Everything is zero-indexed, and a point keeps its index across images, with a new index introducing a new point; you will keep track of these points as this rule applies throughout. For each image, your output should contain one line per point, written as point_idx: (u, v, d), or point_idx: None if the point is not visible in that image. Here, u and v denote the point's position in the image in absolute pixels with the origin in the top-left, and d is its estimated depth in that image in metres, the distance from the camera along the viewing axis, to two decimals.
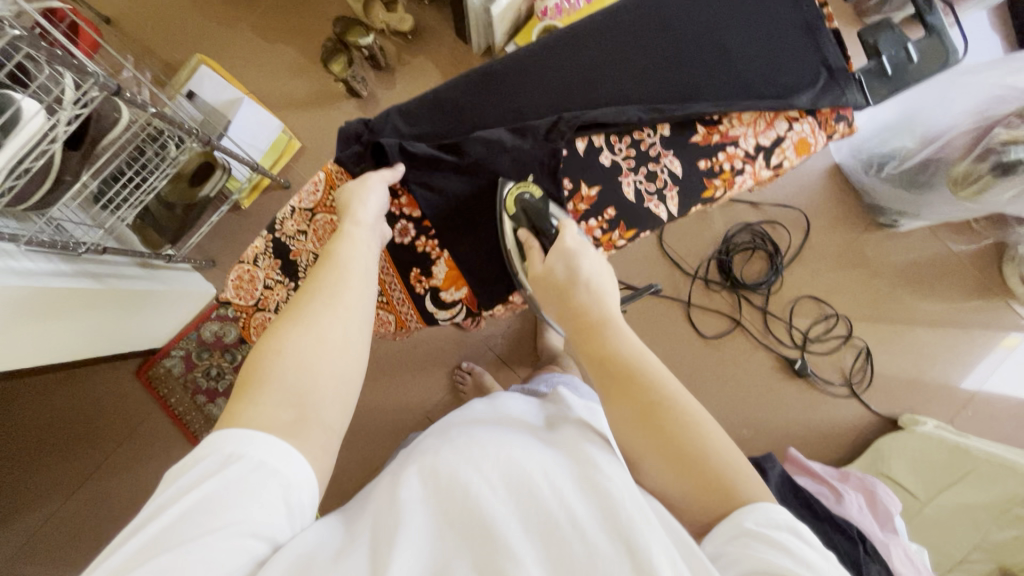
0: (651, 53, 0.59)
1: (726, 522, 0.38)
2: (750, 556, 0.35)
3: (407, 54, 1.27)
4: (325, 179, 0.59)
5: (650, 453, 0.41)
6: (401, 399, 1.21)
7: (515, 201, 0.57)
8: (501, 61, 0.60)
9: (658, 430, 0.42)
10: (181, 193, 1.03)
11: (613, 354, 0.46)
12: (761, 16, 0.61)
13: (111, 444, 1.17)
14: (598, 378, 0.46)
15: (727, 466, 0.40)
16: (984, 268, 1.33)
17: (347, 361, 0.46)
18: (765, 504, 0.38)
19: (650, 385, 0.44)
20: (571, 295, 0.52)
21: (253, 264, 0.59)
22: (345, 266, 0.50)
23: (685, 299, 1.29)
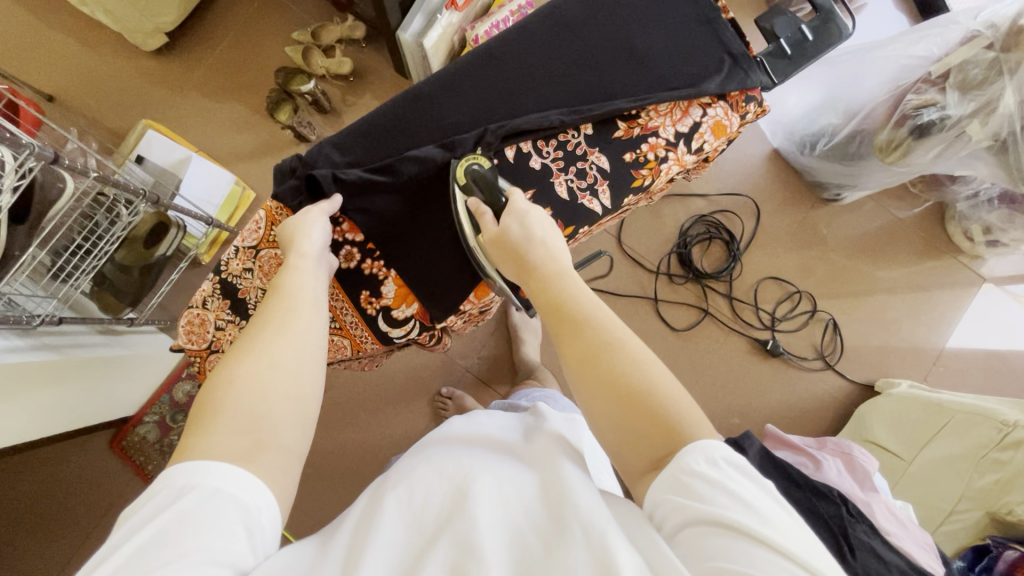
0: (567, 60, 0.63)
1: (671, 463, 0.40)
2: (695, 505, 0.37)
3: (351, 95, 1.31)
4: (266, 217, 0.59)
5: (605, 388, 0.43)
6: (385, 433, 1.19)
7: (464, 171, 0.57)
8: (427, 84, 0.62)
9: (608, 368, 0.44)
10: (136, 255, 1.03)
11: (566, 298, 0.49)
12: (665, 15, 0.65)
13: (88, 522, 1.13)
14: (550, 318, 0.49)
15: (677, 409, 0.42)
16: (929, 229, 1.39)
17: (301, 383, 0.47)
18: (705, 442, 0.40)
19: (601, 328, 0.46)
20: (510, 246, 0.53)
21: (202, 307, 0.59)
22: (294, 299, 0.51)
23: (653, 295, 1.31)
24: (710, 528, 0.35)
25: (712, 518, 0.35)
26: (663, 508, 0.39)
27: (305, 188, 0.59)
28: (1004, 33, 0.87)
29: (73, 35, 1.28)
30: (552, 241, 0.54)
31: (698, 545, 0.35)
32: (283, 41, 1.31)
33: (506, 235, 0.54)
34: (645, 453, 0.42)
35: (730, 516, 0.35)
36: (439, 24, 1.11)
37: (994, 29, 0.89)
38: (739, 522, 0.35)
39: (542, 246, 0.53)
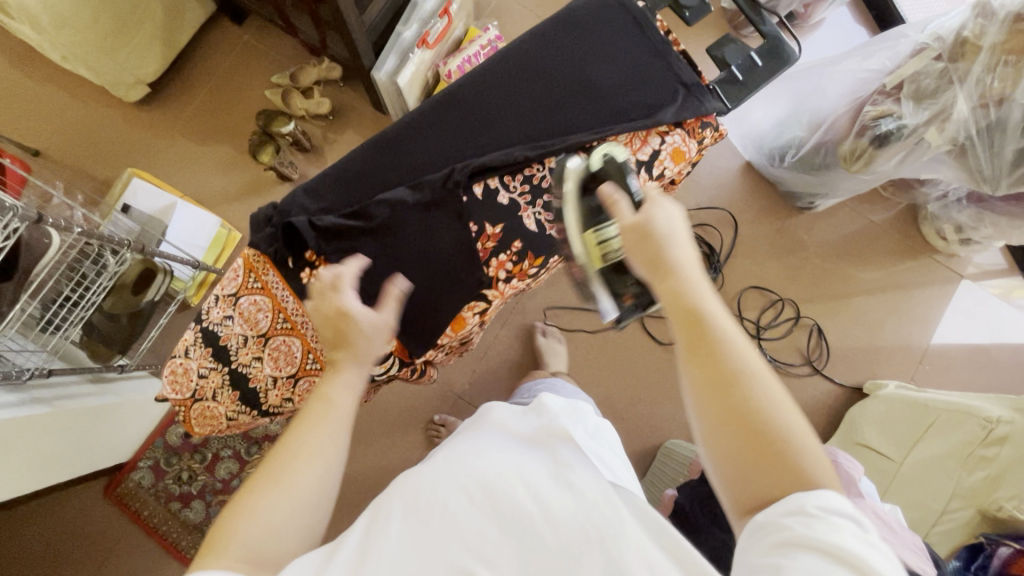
0: (529, 98, 0.66)
1: (785, 499, 0.41)
2: (791, 533, 0.38)
3: (331, 133, 1.34)
4: (244, 265, 0.61)
5: (740, 414, 0.44)
6: (379, 464, 1.20)
7: (601, 157, 0.60)
8: (395, 128, 0.65)
9: (741, 401, 0.44)
10: (124, 302, 1.05)
11: (704, 313, 0.47)
12: (621, 49, 0.68)
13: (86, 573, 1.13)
14: (682, 327, 0.48)
15: (801, 455, 0.43)
16: (904, 230, 1.42)
17: (318, 505, 0.46)
18: (826, 491, 0.41)
19: (738, 358, 0.46)
20: (651, 249, 0.51)
21: (185, 357, 0.60)
22: (325, 425, 0.49)
23: (638, 311, 1.33)
24: (803, 547, 0.37)
25: (811, 544, 0.37)
26: (753, 531, 0.41)
27: (279, 237, 0.60)
28: (950, 44, 0.92)
29: (56, 90, 1.31)
30: (687, 247, 0.52)
31: (790, 562, 0.37)
32: (263, 84, 1.34)
33: (651, 232, 0.51)
34: (756, 486, 0.43)
35: (836, 544, 0.37)
36: (412, 62, 1.14)
37: (941, 41, 0.94)
38: (842, 549, 0.37)
39: (675, 250, 0.50)
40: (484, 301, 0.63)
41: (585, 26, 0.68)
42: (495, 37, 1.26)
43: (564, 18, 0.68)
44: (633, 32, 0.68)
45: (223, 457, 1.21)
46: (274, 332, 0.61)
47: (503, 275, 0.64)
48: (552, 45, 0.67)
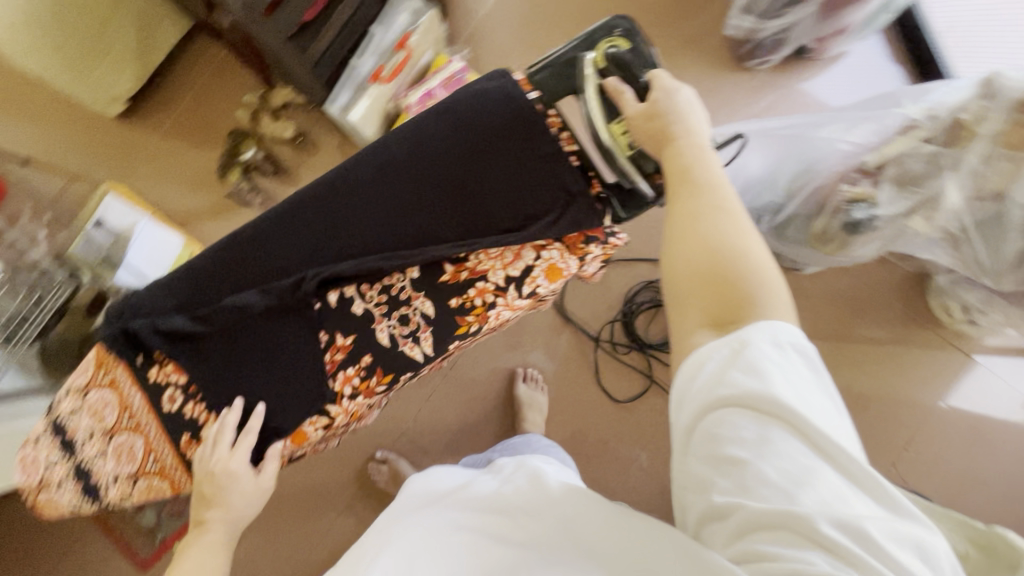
0: (393, 195, 0.61)
1: (735, 331, 0.44)
2: (725, 368, 0.42)
3: (299, 155, 1.33)
4: (96, 358, 0.62)
5: (704, 263, 0.46)
6: (318, 492, 1.24)
7: (604, 55, 0.60)
8: (251, 223, 0.62)
9: (703, 232, 0.47)
10: (77, 325, 1.11)
11: (696, 164, 0.51)
12: (500, 143, 0.61)
13: (53, 556, 1.26)
14: (670, 180, 0.52)
15: (758, 292, 0.45)
16: (907, 299, 1.28)
17: None
18: (775, 325, 0.43)
19: (713, 197, 0.49)
20: (656, 122, 0.54)
21: (37, 444, 0.62)
22: None
23: (594, 364, 1.27)
24: (740, 414, 0.41)
25: (748, 404, 0.40)
26: (688, 384, 0.44)
27: (125, 336, 0.60)
28: (944, 128, 0.79)
29: (49, 100, 1.36)
30: (693, 116, 0.54)
31: (727, 430, 0.41)
32: (238, 104, 1.35)
33: (657, 108, 0.54)
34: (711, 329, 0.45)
35: (772, 395, 0.40)
36: (366, 97, 1.11)
37: (935, 120, 0.80)
38: (776, 409, 0.40)
39: (674, 121, 0.53)
40: (327, 415, 0.61)
41: (462, 118, 0.62)
42: (462, 67, 1.16)
43: (445, 105, 0.63)
44: (518, 129, 0.61)
45: None
46: (119, 428, 0.61)
47: (349, 391, 0.61)
48: (426, 135, 0.62)
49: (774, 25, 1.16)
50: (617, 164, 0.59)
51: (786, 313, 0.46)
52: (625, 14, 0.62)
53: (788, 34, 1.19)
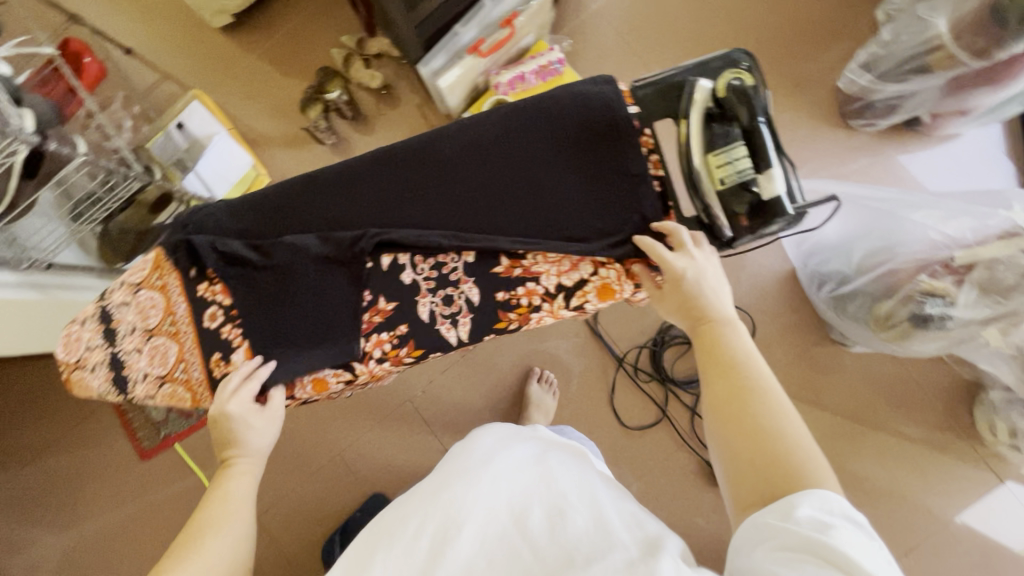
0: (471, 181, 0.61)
1: (781, 502, 0.41)
2: (789, 536, 0.39)
3: (379, 107, 1.34)
4: (154, 260, 0.64)
5: (753, 448, 0.45)
6: (321, 434, 1.32)
7: (723, 85, 0.57)
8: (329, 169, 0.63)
9: (750, 414, 0.46)
10: (139, 218, 1.15)
11: (730, 346, 0.51)
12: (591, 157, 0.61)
13: (72, 423, 1.35)
14: (707, 364, 0.51)
15: (801, 462, 0.44)
16: (951, 405, 1.21)
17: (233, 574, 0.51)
18: (821, 491, 0.41)
19: (750, 375, 0.49)
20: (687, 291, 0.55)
21: (82, 325, 0.65)
22: (224, 510, 0.54)
23: (611, 384, 1.25)
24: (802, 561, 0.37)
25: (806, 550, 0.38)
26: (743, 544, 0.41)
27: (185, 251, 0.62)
28: None
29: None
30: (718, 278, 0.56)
31: (793, 572, 0.37)
32: (334, 43, 1.37)
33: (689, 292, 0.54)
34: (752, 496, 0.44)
35: (830, 541, 0.37)
36: (459, 65, 1.09)
37: None
38: (836, 557, 0.37)
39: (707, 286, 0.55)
40: (352, 372, 0.62)
41: (558, 115, 0.60)
42: (560, 59, 1.15)
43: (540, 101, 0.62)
44: (606, 143, 0.60)
45: None
46: (160, 331, 0.64)
47: (377, 354, 0.61)
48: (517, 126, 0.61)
49: (891, 88, 1.10)
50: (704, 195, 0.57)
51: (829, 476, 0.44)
52: (749, 50, 0.60)
53: (904, 101, 1.12)
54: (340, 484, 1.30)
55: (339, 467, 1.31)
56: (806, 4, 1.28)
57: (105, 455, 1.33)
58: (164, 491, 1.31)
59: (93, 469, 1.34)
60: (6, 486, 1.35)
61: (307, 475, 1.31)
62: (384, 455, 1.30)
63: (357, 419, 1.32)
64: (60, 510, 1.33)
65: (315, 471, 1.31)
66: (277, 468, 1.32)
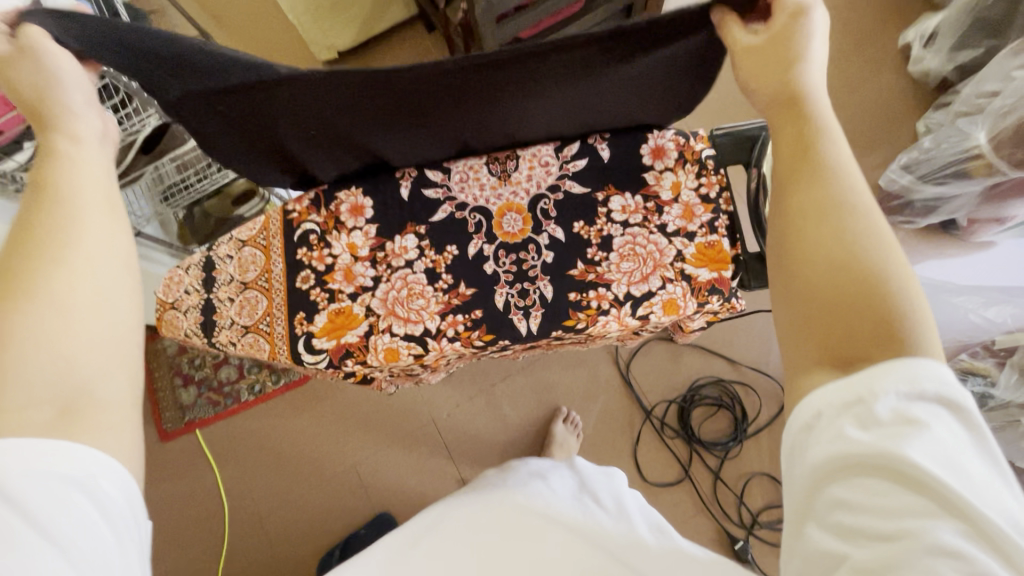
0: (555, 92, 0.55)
1: (867, 374, 0.37)
2: (848, 430, 0.36)
3: None
4: (262, 222, 0.71)
5: (843, 290, 0.40)
6: (338, 442, 1.31)
7: None
8: (439, 155, 0.70)
9: (844, 253, 0.42)
10: (223, 209, 1.24)
11: (829, 174, 0.46)
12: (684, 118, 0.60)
13: None
14: (797, 195, 0.46)
15: (901, 317, 0.38)
16: None
17: (97, 297, 0.44)
18: (921, 363, 0.36)
19: (849, 214, 0.44)
20: (786, 111, 0.50)
21: (184, 271, 0.71)
22: (63, 199, 0.47)
23: (636, 434, 1.25)
24: (863, 478, 0.34)
25: (872, 464, 0.34)
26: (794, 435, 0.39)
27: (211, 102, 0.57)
28: None
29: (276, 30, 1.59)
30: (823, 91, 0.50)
31: (851, 492, 0.34)
32: None
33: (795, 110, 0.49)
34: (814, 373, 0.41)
35: (906, 454, 0.33)
36: None
37: None
38: (911, 478, 0.33)
39: (800, 104, 0.49)
40: (423, 347, 0.66)
41: (645, 149, 0.68)
42: None
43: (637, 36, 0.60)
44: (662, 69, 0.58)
45: (230, 363, 1.37)
46: (254, 285, 0.69)
47: (450, 333, 0.66)
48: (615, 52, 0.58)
49: (930, 190, 1.18)
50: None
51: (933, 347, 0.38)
52: None
53: (942, 205, 1.19)
54: (348, 498, 1.28)
55: (350, 480, 1.29)
56: (853, 108, 1.40)
57: None
58: (176, 476, 1.31)
59: None
60: None
61: (318, 482, 1.29)
62: (397, 475, 1.29)
63: (376, 433, 1.31)
64: None
65: (325, 481, 1.29)
66: (288, 472, 1.30)
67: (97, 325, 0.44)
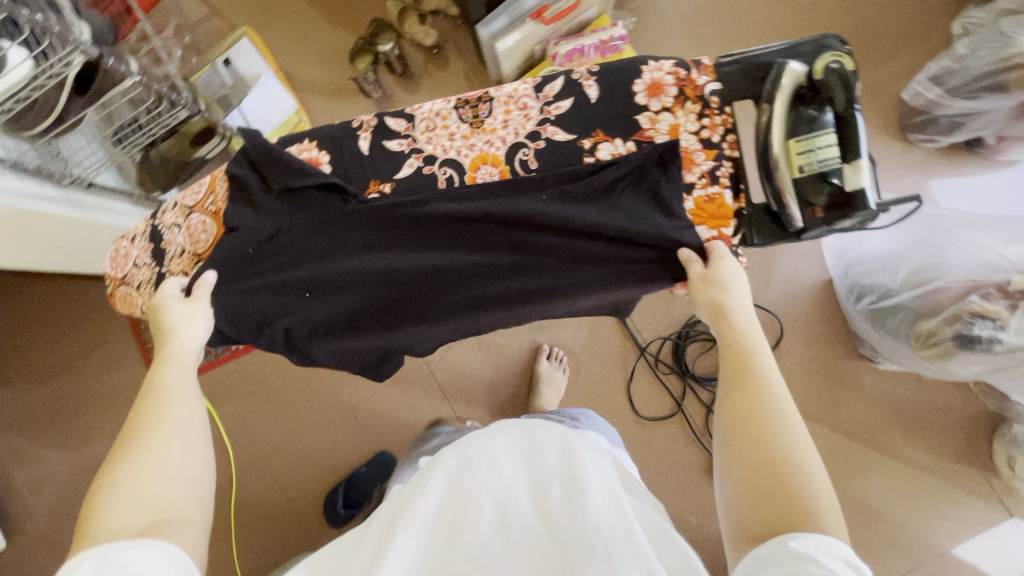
0: (518, 232, 0.60)
1: (779, 541, 0.42)
2: (803, 567, 0.39)
3: (431, 65, 1.33)
4: (208, 184, 0.64)
5: (763, 465, 0.46)
6: (333, 385, 1.31)
7: (820, 66, 0.54)
8: (336, 285, 0.61)
9: (759, 433, 0.48)
10: (180, 149, 1.14)
11: (760, 375, 0.51)
12: (661, 195, 0.58)
13: (88, 346, 1.37)
14: (735, 416, 0.49)
15: (808, 492, 0.45)
16: (972, 433, 1.20)
17: (186, 466, 0.50)
18: (827, 536, 0.42)
19: (773, 426, 0.48)
20: (729, 336, 0.54)
21: (131, 242, 0.65)
22: (166, 394, 0.53)
23: (629, 371, 1.24)
24: None
25: None
26: None
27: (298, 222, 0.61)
28: None
29: None
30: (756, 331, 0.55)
31: None
32: None
33: (714, 276, 0.55)
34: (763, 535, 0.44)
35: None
36: (519, 31, 1.09)
37: None
38: None
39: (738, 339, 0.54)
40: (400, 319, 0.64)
41: (639, 85, 0.59)
42: (621, 35, 1.13)
43: (603, 191, 0.59)
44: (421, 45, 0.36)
45: None
46: (206, 256, 0.63)
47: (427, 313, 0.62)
48: (587, 241, 0.59)
49: (959, 105, 1.06)
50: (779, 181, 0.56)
51: (833, 519, 0.44)
52: (845, 39, 0.58)
53: (969, 121, 1.08)
54: (346, 441, 1.30)
55: (347, 423, 1.30)
56: (884, 6, 1.23)
57: (121, 380, 1.35)
58: None
59: (105, 393, 1.36)
60: (14, 402, 1.37)
61: (316, 424, 1.30)
62: (394, 417, 1.29)
63: (371, 378, 1.31)
64: (70, 431, 1.36)
65: (324, 425, 1.30)
66: (286, 417, 1.30)
67: (155, 473, 0.48)
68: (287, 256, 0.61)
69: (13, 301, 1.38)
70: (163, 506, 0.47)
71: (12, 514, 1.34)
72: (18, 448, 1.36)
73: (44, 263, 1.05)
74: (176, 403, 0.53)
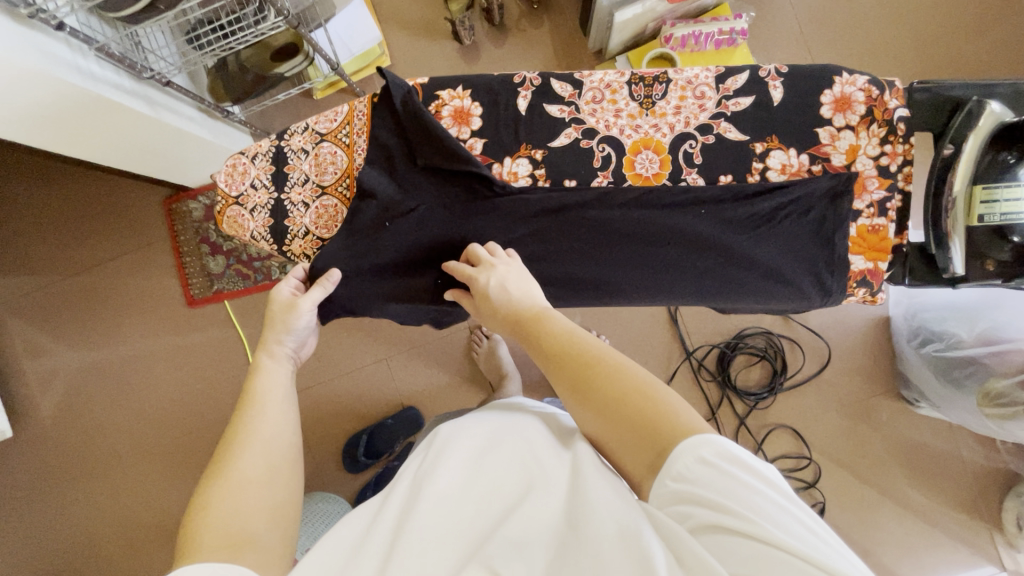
0: (673, 246, 0.58)
1: (671, 493, 0.39)
2: (702, 511, 0.37)
3: (526, 21, 1.26)
4: (346, 113, 0.60)
5: (638, 423, 0.43)
6: (371, 333, 1.28)
7: None
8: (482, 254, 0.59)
9: (612, 395, 0.45)
10: (261, 61, 1.05)
11: (574, 345, 0.49)
12: (828, 226, 0.56)
13: (119, 248, 1.31)
14: (581, 389, 0.47)
15: (682, 419, 0.42)
16: (986, 489, 1.22)
17: (274, 486, 0.48)
18: (695, 443, 0.40)
19: (620, 383, 0.45)
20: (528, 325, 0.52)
21: (250, 160, 0.61)
22: (261, 405, 0.53)
23: (671, 372, 1.24)
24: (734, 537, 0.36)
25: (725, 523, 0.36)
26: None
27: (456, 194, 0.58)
28: None
29: None
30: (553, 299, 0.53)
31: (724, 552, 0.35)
32: None
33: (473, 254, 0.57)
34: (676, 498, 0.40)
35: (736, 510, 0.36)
36: (641, 5, 1.03)
37: None
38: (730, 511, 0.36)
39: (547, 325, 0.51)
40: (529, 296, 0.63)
41: (826, 97, 0.56)
42: (742, 30, 1.08)
43: (765, 218, 0.57)
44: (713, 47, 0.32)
45: None
46: (332, 191, 0.60)
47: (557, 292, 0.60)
48: (742, 269, 0.57)
49: None
50: (952, 224, 0.53)
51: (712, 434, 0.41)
52: None
53: None
54: (374, 391, 1.28)
55: (379, 373, 1.28)
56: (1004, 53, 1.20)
57: (151, 289, 1.31)
58: (203, 339, 1.30)
59: (132, 299, 1.31)
60: (34, 290, 1.31)
61: (346, 369, 1.28)
62: (426, 375, 1.28)
63: (411, 333, 1.28)
64: (89, 331, 1.32)
65: (354, 371, 1.28)
66: (317, 356, 1.27)
67: (244, 493, 0.46)
68: (437, 217, 0.59)
69: (46, 187, 1.31)
70: (245, 527, 0.44)
71: (18, 403, 1.31)
72: (32, 339, 1.31)
73: (104, 160, 1.00)
74: (266, 414, 0.52)
